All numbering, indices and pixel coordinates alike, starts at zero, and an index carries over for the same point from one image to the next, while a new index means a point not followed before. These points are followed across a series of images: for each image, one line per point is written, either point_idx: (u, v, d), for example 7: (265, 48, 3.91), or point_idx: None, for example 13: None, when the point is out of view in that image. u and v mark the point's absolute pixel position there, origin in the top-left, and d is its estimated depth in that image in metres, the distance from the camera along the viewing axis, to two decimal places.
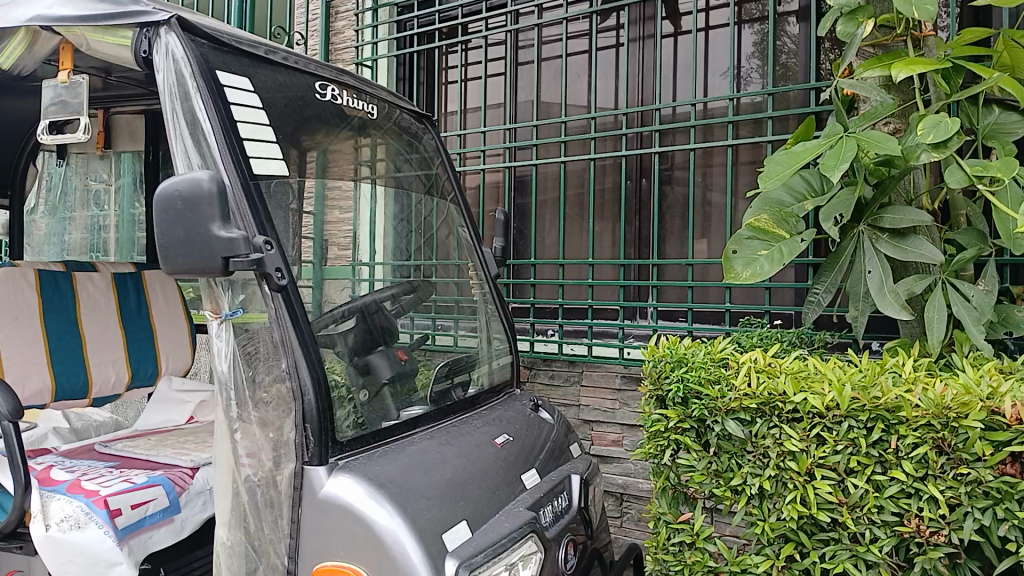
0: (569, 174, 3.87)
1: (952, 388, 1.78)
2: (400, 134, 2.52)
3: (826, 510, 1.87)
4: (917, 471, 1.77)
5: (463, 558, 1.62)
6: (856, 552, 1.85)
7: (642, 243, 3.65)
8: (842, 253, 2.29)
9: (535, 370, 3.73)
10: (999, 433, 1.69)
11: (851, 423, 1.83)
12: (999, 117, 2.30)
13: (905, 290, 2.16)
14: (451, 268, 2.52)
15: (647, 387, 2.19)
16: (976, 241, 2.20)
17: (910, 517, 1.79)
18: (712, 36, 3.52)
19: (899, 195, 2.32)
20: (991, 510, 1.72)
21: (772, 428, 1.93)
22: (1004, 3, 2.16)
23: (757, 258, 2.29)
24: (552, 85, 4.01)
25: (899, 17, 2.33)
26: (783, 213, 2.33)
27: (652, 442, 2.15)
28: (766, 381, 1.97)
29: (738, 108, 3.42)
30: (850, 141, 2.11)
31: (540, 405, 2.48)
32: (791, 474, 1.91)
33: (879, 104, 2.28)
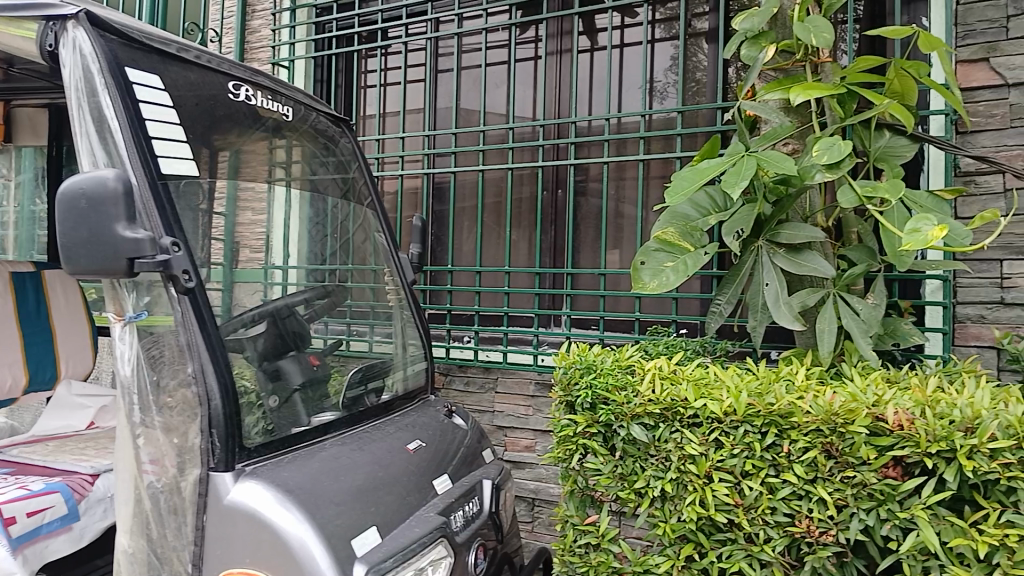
0: (488, 182, 3.92)
1: (840, 396, 1.87)
2: (316, 138, 2.51)
3: (723, 512, 1.93)
4: (808, 474, 1.84)
5: (373, 563, 1.63)
6: (751, 551, 1.91)
7: (557, 251, 3.71)
8: (742, 268, 2.40)
9: (450, 377, 3.75)
10: (883, 437, 1.77)
11: (746, 428, 1.92)
12: (889, 141, 2.44)
13: (799, 302, 2.28)
14: (367, 273, 2.53)
15: (557, 393, 2.27)
16: (866, 258, 2.33)
17: (800, 518, 1.85)
18: (627, 53, 3.64)
19: (796, 212, 2.44)
20: (875, 511, 1.78)
21: (675, 432, 2.00)
22: (894, 33, 2.29)
23: (664, 270, 2.38)
24: (471, 94, 4.06)
25: (798, 43, 2.44)
26: (690, 227, 2.43)
27: (562, 447, 2.21)
28: (669, 388, 2.05)
29: (651, 123, 3.53)
30: (751, 160, 2.21)
31: (454, 412, 2.51)
32: (691, 477, 1.97)
33: (779, 125, 2.40)
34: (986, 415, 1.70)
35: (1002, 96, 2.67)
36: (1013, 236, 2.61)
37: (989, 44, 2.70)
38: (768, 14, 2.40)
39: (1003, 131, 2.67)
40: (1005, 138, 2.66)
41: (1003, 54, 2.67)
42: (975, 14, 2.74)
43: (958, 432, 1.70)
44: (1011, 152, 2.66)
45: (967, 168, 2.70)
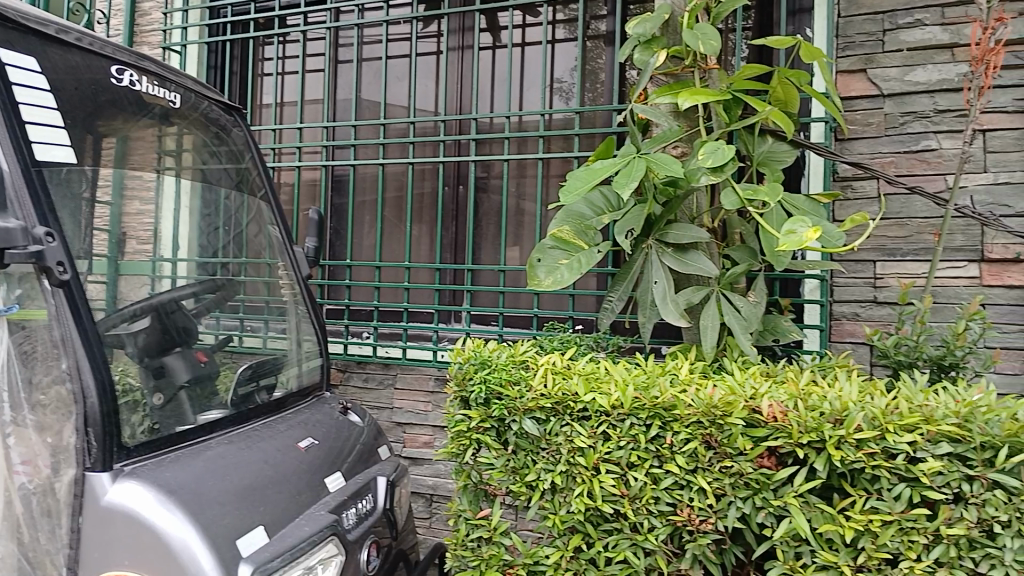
0: (388, 176, 3.90)
1: (719, 390, 1.94)
2: (207, 126, 2.43)
3: (609, 502, 1.98)
4: (689, 464, 1.91)
5: (259, 563, 1.60)
6: (635, 540, 1.97)
7: (458, 247, 3.72)
8: (633, 265, 2.48)
9: (348, 373, 3.70)
10: (758, 429, 1.85)
11: (633, 420, 1.97)
12: (771, 146, 2.56)
13: (684, 300, 2.37)
14: (262, 268, 2.50)
15: (451, 388, 2.28)
16: (747, 258, 2.45)
17: (682, 507, 1.91)
18: (528, 52, 3.68)
19: (684, 213, 2.54)
20: (751, 499, 1.86)
21: (565, 426, 2.05)
22: (778, 43, 2.39)
23: (558, 267, 2.42)
24: (372, 86, 4.02)
25: (687, 50, 2.50)
26: (584, 225, 2.49)
27: (455, 442, 2.23)
28: (560, 382, 2.10)
29: (551, 123, 3.58)
30: (641, 161, 2.27)
31: (350, 409, 2.48)
32: (580, 469, 2.01)
33: (668, 128, 2.49)
34: (853, 407, 1.80)
35: (878, 106, 2.84)
36: (885, 238, 2.78)
37: (867, 56, 2.85)
38: (660, 20, 2.50)
39: (878, 139, 2.84)
40: (880, 146, 2.83)
41: (880, 65, 2.83)
42: (855, 27, 2.88)
43: (827, 424, 1.79)
44: (884, 159, 2.83)
45: (844, 173, 2.85)
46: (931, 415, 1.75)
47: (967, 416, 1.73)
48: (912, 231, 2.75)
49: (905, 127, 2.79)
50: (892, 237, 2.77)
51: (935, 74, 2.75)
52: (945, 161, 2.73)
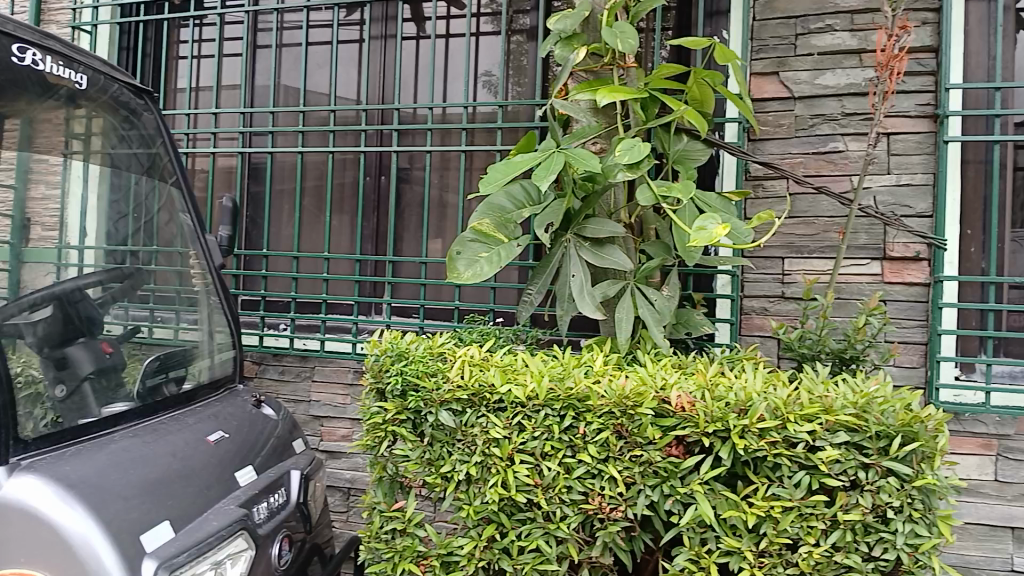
0: (307, 165, 3.83)
1: (631, 381, 1.98)
2: (117, 109, 2.33)
3: (523, 492, 2.00)
4: (600, 454, 1.94)
5: (164, 558, 1.56)
6: (548, 529, 2.00)
7: (379, 238, 3.68)
8: (552, 259, 2.50)
9: (264, 365, 3.62)
10: (666, 418, 1.90)
11: (547, 411, 1.99)
12: (686, 145, 2.62)
13: (601, 292, 2.40)
14: (174, 256, 2.40)
15: (367, 380, 2.26)
16: (661, 253, 2.50)
17: (593, 496, 1.95)
18: (451, 44, 3.67)
19: (601, 208, 2.57)
20: (659, 487, 1.91)
21: (480, 417, 2.05)
22: (694, 43, 2.44)
23: (478, 260, 2.43)
24: (292, 73, 3.94)
25: (606, 47, 2.53)
26: (504, 218, 2.49)
27: (370, 435, 2.21)
28: (477, 374, 2.10)
29: (474, 116, 3.57)
30: (560, 156, 2.29)
31: (263, 401, 2.44)
32: (495, 459, 2.02)
33: (587, 124, 2.52)
34: (756, 397, 1.86)
35: (789, 108, 2.93)
36: (793, 236, 2.88)
37: (779, 60, 2.94)
38: (580, 17, 2.51)
39: (788, 140, 2.93)
40: (790, 146, 2.93)
41: (791, 69, 2.92)
42: (769, 30, 2.97)
43: (732, 413, 1.85)
44: (794, 159, 2.93)
45: (755, 173, 2.94)
46: (830, 404, 1.82)
47: (864, 406, 1.80)
48: (819, 229, 2.85)
49: (814, 129, 2.89)
50: (800, 235, 2.87)
51: (842, 79, 2.86)
52: (851, 163, 2.85)
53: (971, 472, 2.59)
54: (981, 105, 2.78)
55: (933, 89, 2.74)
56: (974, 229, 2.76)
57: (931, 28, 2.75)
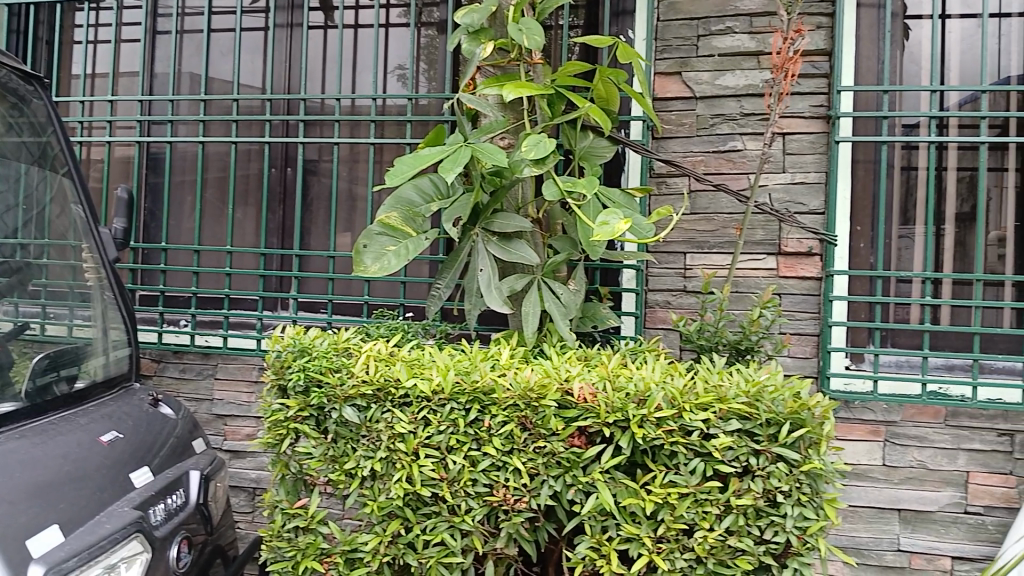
0: (210, 156, 3.72)
1: (536, 373, 2.00)
2: (4, 96, 2.21)
3: (428, 486, 2.00)
4: (505, 446, 1.95)
5: (53, 563, 1.49)
6: (453, 522, 2.00)
7: (285, 232, 3.60)
8: (460, 254, 2.50)
9: (164, 363, 3.50)
10: (569, 410, 1.93)
11: (453, 405, 2.00)
12: (592, 142, 2.66)
13: (508, 287, 2.42)
14: (67, 250, 2.31)
15: (268, 377, 2.22)
16: (568, 248, 2.55)
17: (498, 488, 1.96)
18: (360, 34, 3.62)
19: (509, 203, 2.56)
20: (562, 477, 1.94)
21: (386, 412, 2.04)
22: (599, 43, 2.47)
23: (385, 253, 2.39)
24: (194, 60, 3.81)
25: (513, 43, 2.53)
26: (412, 212, 2.48)
27: (272, 433, 2.18)
28: (382, 368, 2.08)
29: (384, 108, 3.53)
30: (467, 150, 2.30)
31: (161, 400, 2.36)
32: (400, 455, 2.01)
33: (494, 119, 2.52)
34: (655, 387, 1.91)
35: (690, 107, 3.02)
36: (694, 232, 2.97)
37: (682, 60, 3.02)
38: (488, 12, 2.50)
39: (690, 139, 3.02)
40: (692, 145, 3.01)
41: (693, 69, 3.01)
42: (672, 31, 3.04)
43: (632, 403, 1.89)
44: (695, 158, 3.01)
45: (659, 170, 3.01)
46: (724, 394, 1.89)
47: (756, 395, 1.87)
48: (718, 226, 2.95)
49: (714, 129, 2.98)
50: (701, 231, 2.96)
51: (741, 80, 2.96)
52: (748, 162, 2.95)
53: (860, 457, 2.73)
54: (871, 107, 2.92)
55: (826, 91, 2.86)
56: (864, 225, 2.88)
57: (825, 32, 2.87)
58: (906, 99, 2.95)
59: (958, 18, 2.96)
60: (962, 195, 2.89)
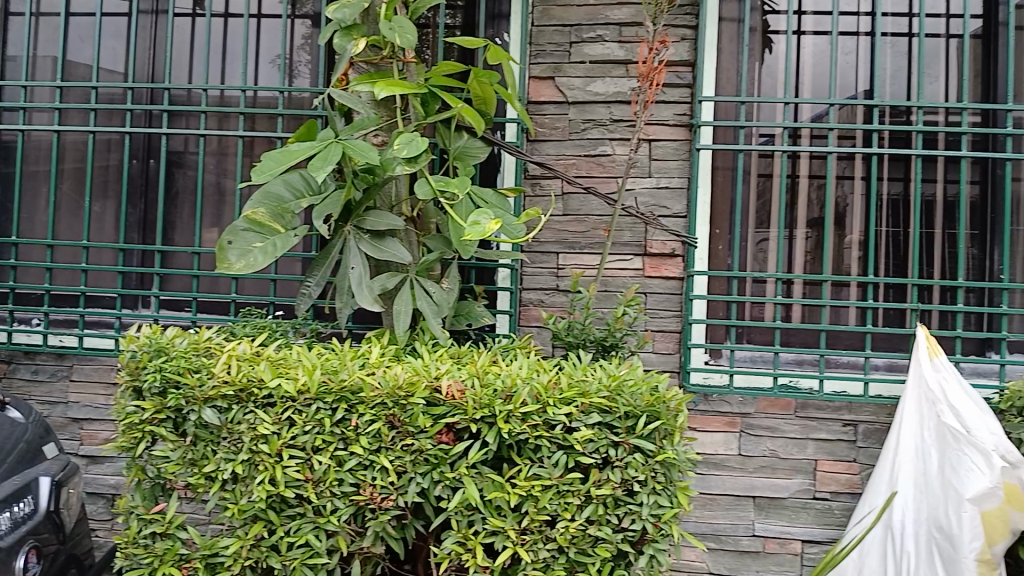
0: (65, 145, 3.51)
1: (404, 371, 2.01)
2: None
3: (292, 487, 1.97)
4: (372, 445, 1.95)
5: None
6: (318, 523, 1.98)
7: (147, 227, 3.45)
8: (331, 251, 2.46)
9: (13, 365, 3.28)
10: (437, 407, 1.96)
11: (319, 405, 1.98)
12: (467, 142, 2.67)
13: (379, 285, 2.41)
14: None
15: (123, 378, 2.14)
16: (441, 247, 2.54)
17: (364, 487, 1.95)
18: (231, 24, 3.51)
19: (383, 200, 2.55)
20: (430, 474, 1.96)
21: (247, 413, 2.00)
22: (471, 44, 2.50)
23: (251, 250, 2.34)
24: (50, 44, 3.59)
25: (385, 41, 2.52)
26: (281, 208, 2.43)
27: (126, 436, 2.10)
28: (246, 368, 2.04)
29: (255, 101, 3.43)
30: (337, 146, 2.27)
31: (8, 403, 2.21)
32: (263, 456, 1.98)
33: (366, 116, 2.50)
34: (521, 383, 1.96)
35: (563, 112, 3.09)
36: (566, 233, 3.05)
37: (555, 65, 3.09)
38: (360, 8, 2.47)
39: (563, 142, 3.09)
40: (564, 148, 3.09)
41: (566, 74, 3.08)
42: (545, 36, 3.11)
43: (499, 399, 1.93)
44: (567, 161, 3.09)
45: (533, 172, 3.07)
46: (586, 389, 1.96)
47: (616, 389, 1.96)
48: (589, 227, 3.04)
49: (585, 133, 3.07)
50: (572, 232, 3.05)
51: (611, 87, 3.06)
52: (617, 166, 3.05)
53: (718, 447, 2.88)
54: (730, 117, 3.08)
55: (688, 101, 3.00)
56: (722, 229, 3.05)
57: (688, 43, 3.01)
58: (762, 109, 3.13)
59: (812, 34, 3.16)
60: (812, 201, 3.09)
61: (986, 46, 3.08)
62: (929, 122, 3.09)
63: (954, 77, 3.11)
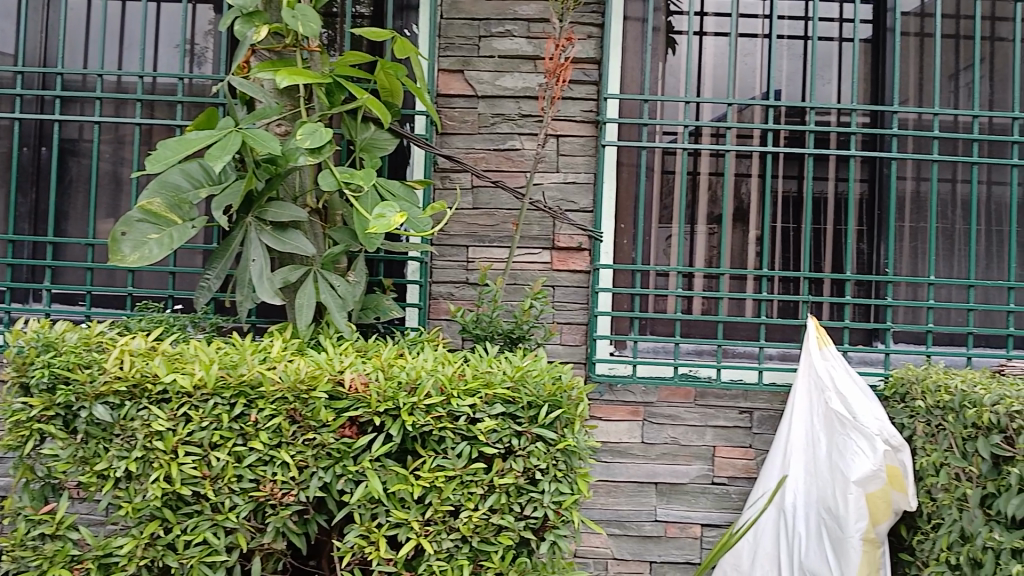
0: None
1: (306, 364, 1.99)
2: None
3: (189, 485, 1.93)
4: (272, 440, 1.93)
5: None
6: (215, 521, 1.94)
7: (38, 217, 3.29)
8: (232, 243, 2.41)
9: None
10: (340, 400, 1.94)
11: (216, 400, 1.94)
12: (374, 134, 2.65)
13: (281, 278, 2.37)
14: None
15: (8, 375, 2.04)
16: (347, 239, 2.51)
17: (264, 482, 1.93)
18: (129, 7, 3.37)
19: (286, 191, 2.50)
20: (332, 468, 1.95)
21: (141, 410, 1.94)
22: (377, 35, 2.48)
23: (146, 242, 2.28)
24: None
25: (288, 29, 2.47)
26: (178, 199, 2.36)
27: (12, 434, 2.01)
28: (140, 363, 1.98)
29: (154, 87, 3.31)
30: (237, 135, 2.22)
31: None
32: (157, 453, 1.93)
33: (268, 106, 2.45)
34: (425, 375, 1.97)
35: (472, 106, 3.10)
36: (475, 226, 3.06)
37: (464, 59, 3.10)
38: None
39: (472, 136, 3.10)
40: (474, 142, 3.09)
41: (475, 68, 3.09)
42: (454, 30, 3.11)
43: (403, 392, 1.94)
44: (477, 154, 3.10)
45: (442, 165, 3.07)
46: (491, 379, 1.99)
47: (520, 379, 1.99)
48: (498, 221, 3.06)
49: (494, 128, 3.09)
50: (482, 226, 3.06)
51: (519, 82, 3.09)
52: (525, 161, 3.08)
53: (622, 436, 2.95)
54: (635, 115, 3.15)
55: (594, 98, 3.06)
56: (627, 223, 3.12)
57: (594, 41, 3.06)
58: (666, 107, 3.22)
59: (713, 36, 3.26)
60: (712, 198, 3.20)
61: (875, 50, 3.24)
62: (822, 122, 3.23)
63: (845, 80, 3.26)
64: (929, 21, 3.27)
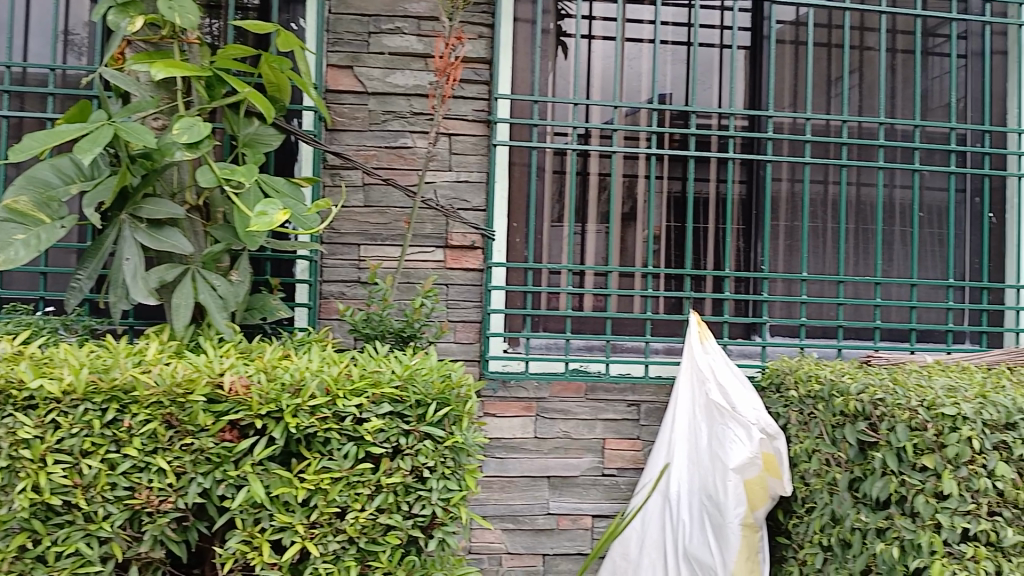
0: None
1: (183, 367, 1.94)
2: None
3: (59, 494, 1.84)
4: (148, 446, 1.87)
5: None
6: (88, 530, 1.86)
7: None
8: (105, 242, 2.31)
9: None
10: (219, 403, 1.90)
11: (87, 406, 1.85)
12: (257, 129, 2.60)
13: (156, 278, 2.29)
14: None
15: None
16: (229, 237, 2.42)
17: (140, 490, 1.86)
18: None
19: (164, 187, 2.43)
20: (212, 473, 1.90)
21: (5, 417, 1.83)
22: (259, 28, 2.41)
23: (12, 242, 2.14)
24: None
25: (164, 19, 2.38)
26: (47, 196, 2.24)
27: None
28: (3, 369, 1.87)
29: (23, 78, 3.12)
30: (108, 129, 2.13)
31: None
32: (23, 463, 1.82)
33: (143, 99, 2.36)
34: (309, 376, 1.95)
35: (362, 102, 3.07)
36: (366, 224, 3.03)
37: (353, 55, 3.06)
38: None
39: (363, 133, 3.07)
40: (365, 139, 3.06)
41: (364, 64, 3.06)
42: (343, 25, 3.06)
43: (286, 394, 1.91)
44: (368, 152, 3.07)
45: (332, 162, 3.03)
46: (378, 379, 1.98)
47: (408, 378, 2.00)
48: (390, 219, 3.05)
49: (385, 125, 3.07)
50: (374, 224, 3.04)
51: (410, 80, 3.08)
52: (417, 159, 3.08)
53: (515, 431, 2.99)
54: (526, 115, 3.20)
55: (486, 97, 3.08)
56: (519, 222, 3.16)
57: (485, 41, 3.08)
58: (556, 108, 3.27)
59: (601, 39, 3.34)
60: (601, 198, 3.29)
61: (754, 57, 3.39)
62: (703, 125, 3.36)
63: (725, 85, 3.40)
64: (803, 30, 3.43)
